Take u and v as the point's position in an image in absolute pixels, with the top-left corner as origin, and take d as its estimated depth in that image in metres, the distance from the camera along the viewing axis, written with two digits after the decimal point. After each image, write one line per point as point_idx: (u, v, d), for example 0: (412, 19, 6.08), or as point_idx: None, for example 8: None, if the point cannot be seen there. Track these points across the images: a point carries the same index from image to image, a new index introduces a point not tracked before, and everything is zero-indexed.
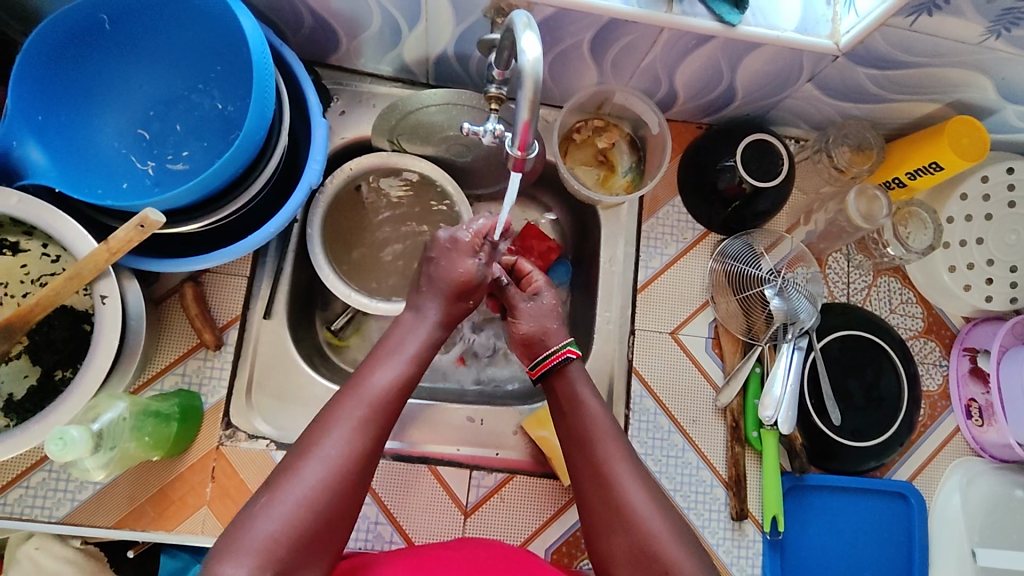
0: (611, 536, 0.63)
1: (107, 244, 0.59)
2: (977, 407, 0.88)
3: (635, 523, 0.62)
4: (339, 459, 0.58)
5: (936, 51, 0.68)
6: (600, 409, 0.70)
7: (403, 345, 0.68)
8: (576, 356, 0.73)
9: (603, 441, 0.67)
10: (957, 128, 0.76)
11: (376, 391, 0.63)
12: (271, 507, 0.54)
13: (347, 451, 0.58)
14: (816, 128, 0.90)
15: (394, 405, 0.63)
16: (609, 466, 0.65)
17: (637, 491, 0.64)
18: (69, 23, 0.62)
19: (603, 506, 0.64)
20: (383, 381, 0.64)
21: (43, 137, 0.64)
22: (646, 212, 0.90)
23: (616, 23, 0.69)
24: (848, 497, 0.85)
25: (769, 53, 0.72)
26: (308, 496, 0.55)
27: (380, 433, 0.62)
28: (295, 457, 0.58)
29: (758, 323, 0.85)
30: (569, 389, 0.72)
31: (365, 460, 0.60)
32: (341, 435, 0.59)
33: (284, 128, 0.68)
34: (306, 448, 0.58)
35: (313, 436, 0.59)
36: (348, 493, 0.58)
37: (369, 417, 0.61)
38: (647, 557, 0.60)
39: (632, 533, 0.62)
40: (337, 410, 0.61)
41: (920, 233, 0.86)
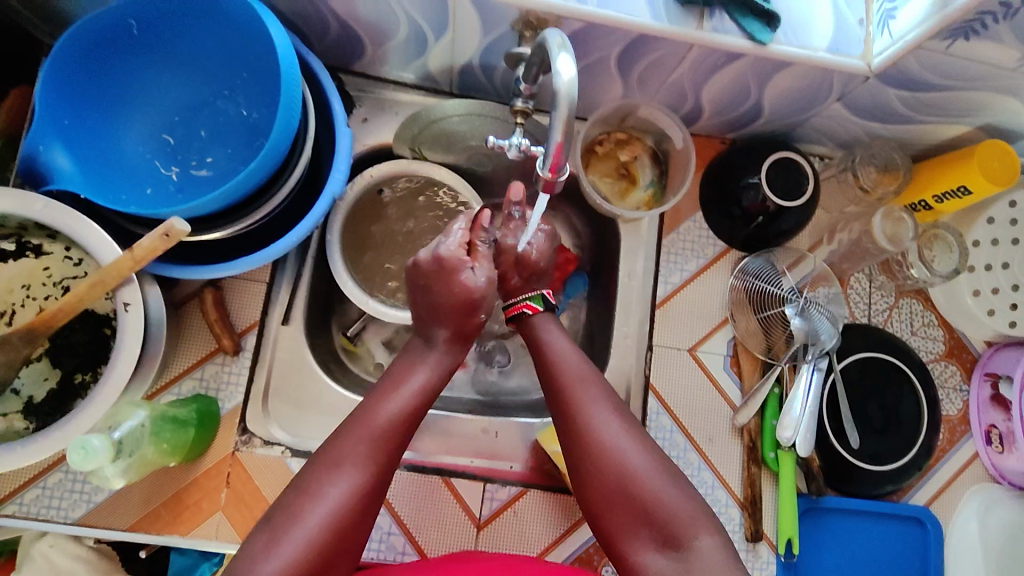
0: (591, 476, 0.64)
1: (131, 252, 0.58)
2: (997, 433, 0.86)
3: (614, 459, 0.63)
4: (346, 499, 0.57)
5: (969, 75, 0.67)
6: (575, 355, 0.72)
7: (408, 375, 0.68)
8: (534, 309, 0.77)
9: (578, 384, 0.69)
10: (988, 152, 0.75)
11: (386, 424, 0.63)
12: (275, 548, 0.53)
13: (354, 492, 0.58)
14: (842, 146, 0.89)
15: (400, 444, 0.63)
16: (584, 406, 0.67)
17: (613, 429, 0.65)
18: (98, 28, 0.62)
19: (581, 445, 0.65)
20: (390, 420, 0.63)
21: (69, 142, 0.63)
22: (667, 227, 0.89)
23: (646, 38, 0.68)
24: (864, 521, 0.84)
25: (798, 72, 0.71)
26: (312, 535, 0.54)
27: (387, 472, 0.61)
28: (298, 496, 0.57)
29: (778, 343, 0.85)
30: (545, 340, 0.74)
31: (370, 500, 0.59)
32: (350, 475, 0.58)
33: (309, 137, 0.68)
34: (308, 489, 0.57)
35: (318, 474, 0.58)
36: (351, 532, 0.57)
37: (378, 457, 0.61)
38: (629, 493, 0.61)
39: (612, 469, 0.63)
40: (342, 444, 0.60)
41: (945, 257, 0.86)
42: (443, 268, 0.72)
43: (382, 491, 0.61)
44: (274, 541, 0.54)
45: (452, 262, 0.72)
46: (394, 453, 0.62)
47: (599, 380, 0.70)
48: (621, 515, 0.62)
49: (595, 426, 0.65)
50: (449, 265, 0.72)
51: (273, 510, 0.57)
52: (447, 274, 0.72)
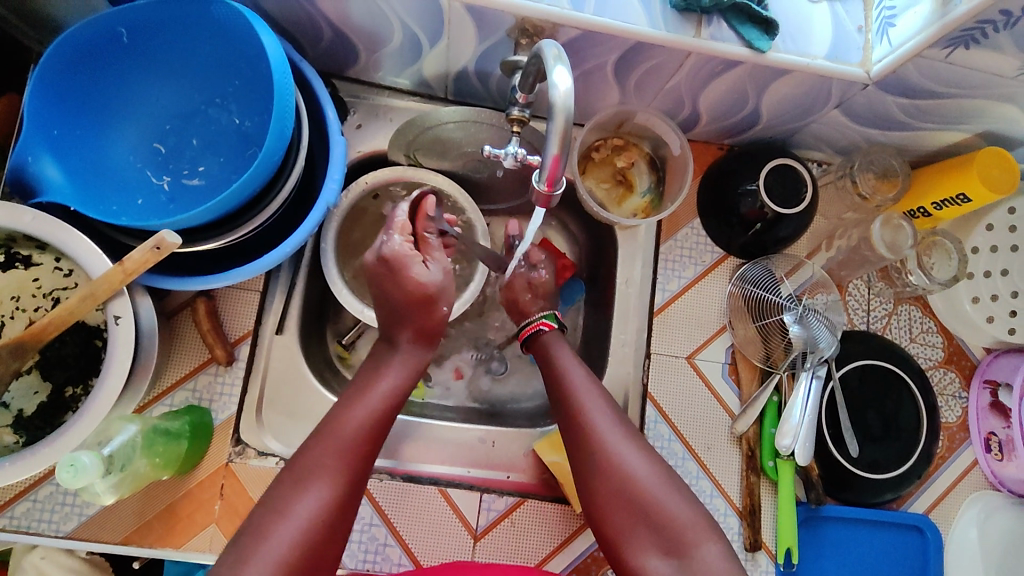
0: (592, 481, 0.64)
1: (122, 265, 0.58)
2: (997, 441, 0.86)
3: (615, 462, 0.63)
4: (317, 516, 0.56)
5: (969, 83, 0.67)
6: (577, 365, 0.73)
7: (373, 385, 0.67)
8: (548, 327, 0.78)
9: (580, 391, 0.70)
10: (986, 159, 0.74)
11: (352, 436, 0.61)
12: (243, 567, 0.51)
13: (325, 508, 0.57)
14: (840, 153, 0.88)
15: (368, 457, 0.62)
16: (585, 412, 0.67)
17: (614, 433, 0.65)
18: (87, 37, 0.61)
19: (583, 450, 0.66)
20: (356, 433, 0.62)
21: (58, 153, 0.62)
22: (665, 233, 0.89)
23: (643, 46, 0.68)
24: (863, 529, 0.84)
25: (796, 80, 0.71)
26: (281, 554, 0.53)
27: (359, 487, 0.60)
28: (268, 515, 0.55)
29: (777, 351, 0.84)
30: (552, 351, 0.75)
31: (340, 515, 0.58)
32: (319, 491, 0.57)
33: (303, 147, 0.68)
34: (277, 507, 0.56)
35: (288, 489, 0.57)
36: (323, 550, 0.56)
37: (346, 471, 0.59)
38: (632, 496, 0.61)
39: (613, 472, 0.63)
40: (312, 458, 0.59)
41: (944, 264, 0.84)
42: (392, 267, 0.73)
43: (353, 505, 0.59)
44: (245, 560, 0.52)
45: (401, 258, 0.73)
46: (363, 466, 0.61)
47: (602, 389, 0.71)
48: (625, 519, 0.61)
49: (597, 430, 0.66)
50: (396, 261, 0.73)
51: (241, 531, 0.55)
52: (394, 269, 0.73)
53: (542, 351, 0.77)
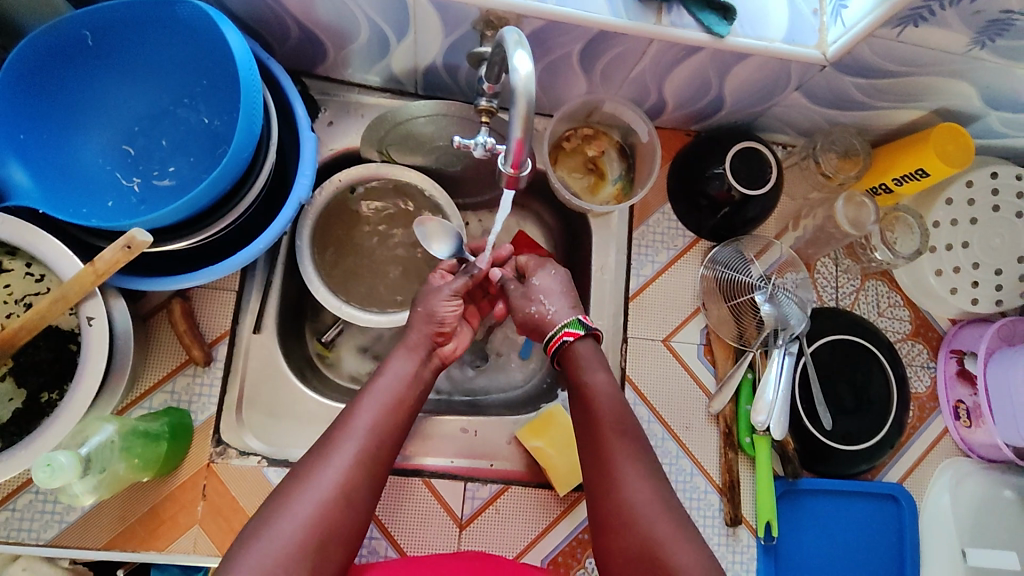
0: (612, 533, 0.63)
1: (93, 265, 0.57)
2: (965, 409, 0.89)
3: (637, 522, 0.61)
4: (340, 478, 0.58)
5: (923, 61, 0.69)
6: (613, 393, 0.71)
7: (393, 362, 0.69)
8: (574, 335, 0.74)
9: (616, 434, 0.67)
10: (941, 137, 0.76)
11: (376, 407, 0.64)
12: (267, 530, 0.54)
13: (350, 474, 0.59)
14: (803, 135, 0.91)
15: (393, 425, 0.64)
16: (614, 461, 0.65)
17: (639, 487, 0.63)
18: (51, 40, 0.61)
19: (607, 501, 0.64)
20: (376, 407, 0.64)
21: (25, 157, 0.62)
22: (637, 219, 0.90)
23: (607, 34, 0.69)
24: (840, 500, 0.86)
25: (756, 64, 0.73)
26: (306, 517, 0.55)
27: (384, 455, 0.62)
28: (295, 481, 0.57)
29: (749, 329, 0.86)
30: (584, 376, 0.72)
31: (365, 479, 0.59)
32: (345, 455, 0.59)
33: (272, 143, 0.68)
34: (305, 473, 0.58)
35: (315, 458, 0.59)
36: (348, 512, 0.57)
37: (370, 436, 0.61)
38: (650, 559, 0.59)
39: (633, 530, 0.61)
40: (339, 431, 0.61)
41: (907, 239, 0.87)
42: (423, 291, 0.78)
43: (379, 469, 0.61)
44: (267, 525, 0.54)
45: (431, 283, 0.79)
46: (389, 433, 0.63)
47: (636, 427, 0.69)
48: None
49: (623, 476, 0.64)
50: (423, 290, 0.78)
51: (264, 507, 0.57)
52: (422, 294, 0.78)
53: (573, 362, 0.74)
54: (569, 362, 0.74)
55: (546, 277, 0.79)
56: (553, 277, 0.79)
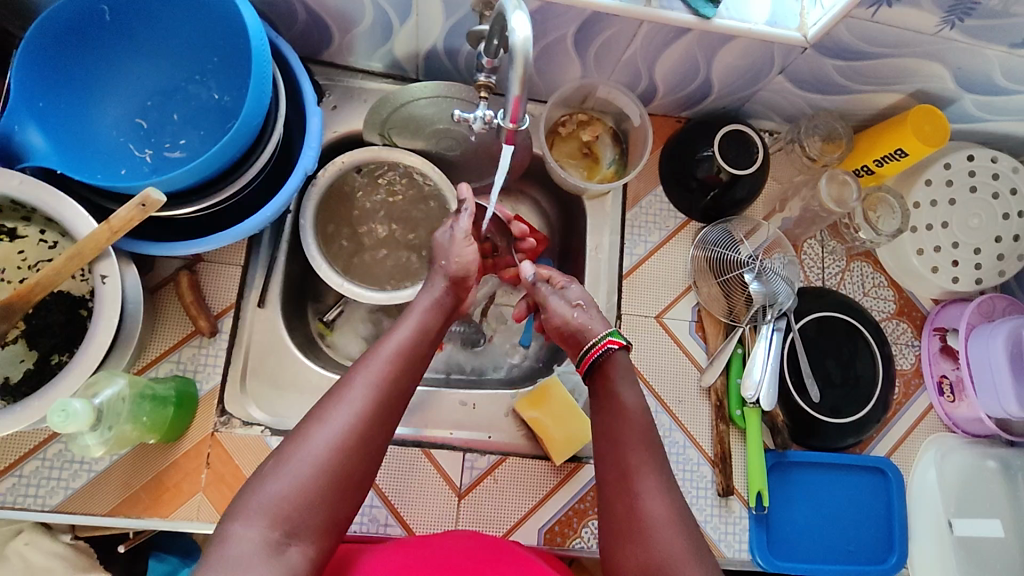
0: (624, 545, 0.60)
1: (109, 223, 0.60)
2: (948, 383, 0.92)
3: (650, 538, 0.59)
4: (354, 421, 0.57)
5: (898, 42, 0.73)
6: (643, 408, 0.68)
7: (408, 317, 0.69)
8: (617, 347, 0.73)
9: (642, 446, 0.65)
10: (919, 117, 0.80)
11: (388, 357, 0.63)
12: (282, 467, 0.53)
13: (364, 418, 0.58)
14: (788, 121, 0.94)
15: (406, 374, 0.63)
16: (637, 475, 0.63)
17: (657, 503, 0.61)
18: (71, 11, 0.64)
19: (624, 514, 0.61)
20: (389, 355, 0.63)
21: (44, 123, 0.65)
22: (630, 202, 0.93)
23: (599, 16, 0.73)
24: (829, 472, 0.88)
25: (741, 46, 0.77)
26: (319, 457, 0.54)
27: (396, 401, 0.62)
28: (309, 422, 0.57)
29: (739, 306, 0.89)
30: (617, 391, 0.70)
31: (378, 425, 0.59)
32: (358, 401, 0.58)
33: (280, 116, 0.71)
34: (318, 416, 0.57)
35: (328, 402, 0.58)
36: (362, 453, 0.57)
37: (383, 383, 0.61)
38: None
39: (644, 546, 0.58)
40: (352, 378, 0.61)
41: (888, 217, 0.91)
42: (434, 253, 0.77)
43: (392, 415, 0.61)
44: (283, 461, 0.54)
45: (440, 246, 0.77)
46: (401, 380, 0.62)
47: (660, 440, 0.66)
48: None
49: (636, 456, 0.64)
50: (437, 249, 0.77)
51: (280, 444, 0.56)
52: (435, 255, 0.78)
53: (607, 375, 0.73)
54: (604, 368, 0.73)
55: (576, 290, 0.80)
56: (582, 291, 0.80)
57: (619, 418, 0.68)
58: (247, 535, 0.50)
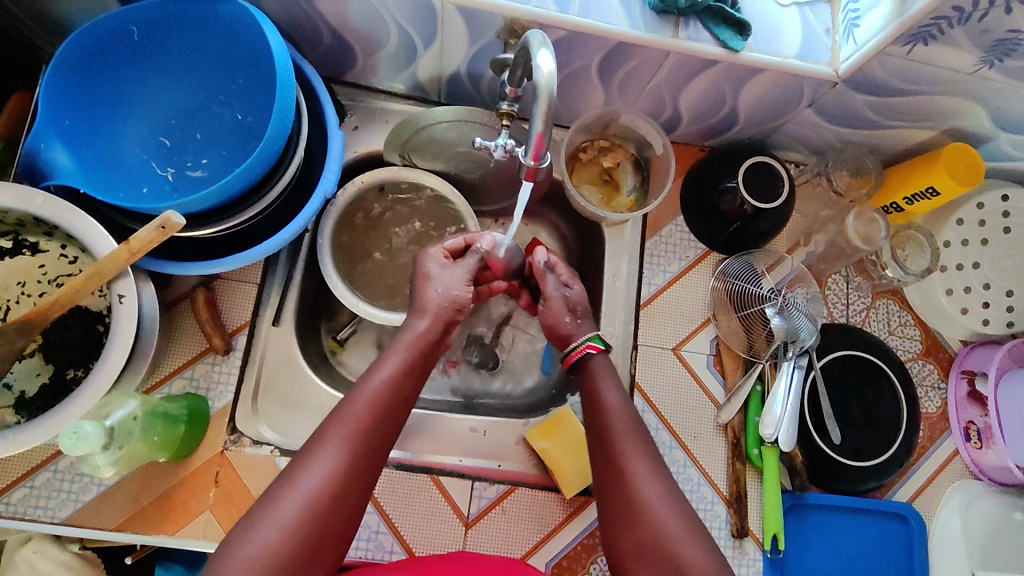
0: (623, 530, 0.60)
1: (128, 244, 0.60)
2: (976, 429, 0.89)
3: (651, 517, 0.59)
4: (325, 483, 0.55)
5: (933, 80, 0.71)
6: (624, 404, 0.68)
7: (396, 351, 0.66)
8: (597, 351, 0.72)
9: (622, 435, 0.65)
10: (952, 155, 0.78)
11: (365, 406, 0.60)
12: (249, 536, 0.51)
13: (337, 474, 0.55)
14: (815, 153, 0.93)
15: (386, 421, 0.60)
16: (625, 459, 0.63)
17: (650, 485, 0.61)
18: (101, 32, 0.64)
19: (618, 498, 0.62)
20: (369, 402, 0.60)
21: (69, 141, 0.65)
22: (650, 230, 0.92)
23: (625, 46, 0.72)
24: (848, 517, 0.85)
25: (770, 79, 0.75)
26: (287, 524, 0.52)
27: (375, 453, 0.59)
28: (280, 484, 0.55)
29: (759, 341, 0.87)
30: (598, 385, 0.70)
31: (356, 481, 0.56)
32: (331, 457, 0.56)
33: (302, 139, 0.72)
34: (289, 477, 0.55)
35: (299, 461, 0.56)
36: (335, 514, 0.54)
37: (360, 435, 0.58)
38: (668, 561, 0.57)
39: (646, 527, 0.59)
40: (327, 429, 0.58)
41: (918, 256, 0.89)
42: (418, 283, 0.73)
43: (370, 467, 0.58)
44: (254, 524, 0.52)
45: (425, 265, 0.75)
46: (381, 429, 0.60)
47: (644, 429, 0.66)
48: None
49: (625, 457, 0.63)
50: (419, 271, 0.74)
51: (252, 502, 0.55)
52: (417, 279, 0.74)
53: (587, 378, 0.72)
54: (585, 374, 0.72)
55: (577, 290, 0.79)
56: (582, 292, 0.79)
57: (606, 417, 0.67)
58: None
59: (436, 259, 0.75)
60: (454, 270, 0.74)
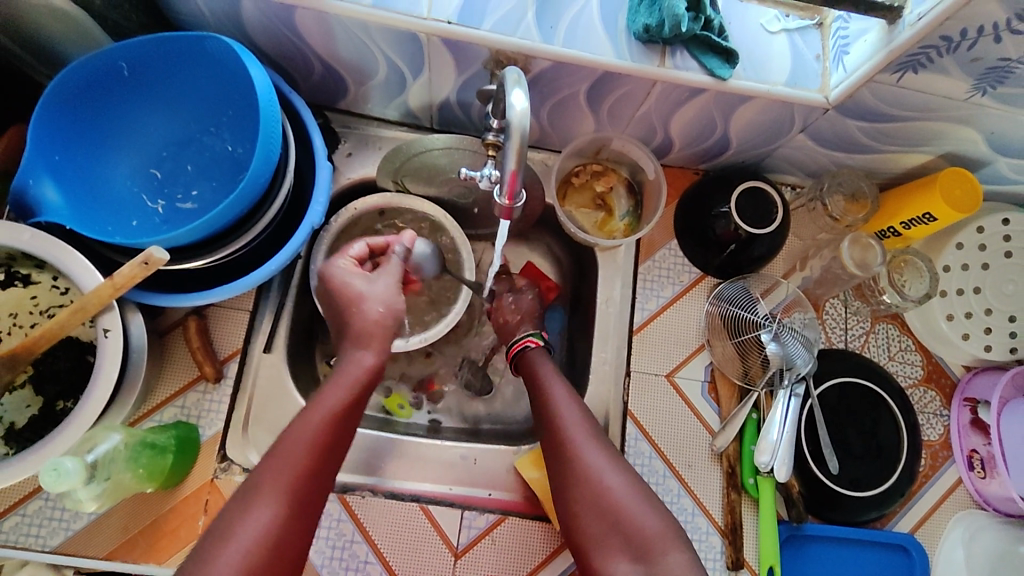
0: (568, 489, 0.67)
1: (112, 280, 0.61)
2: (978, 458, 0.86)
3: (590, 474, 0.67)
4: (258, 541, 0.55)
5: (926, 106, 0.70)
6: (562, 384, 0.77)
7: (326, 390, 0.65)
8: (533, 343, 0.81)
9: (561, 409, 0.73)
10: (949, 179, 0.77)
11: (298, 453, 0.60)
12: None
13: (273, 528, 0.56)
14: (811, 176, 0.91)
15: (320, 468, 0.60)
16: (569, 432, 0.71)
17: (593, 453, 0.68)
18: (90, 69, 0.65)
19: (562, 462, 0.69)
20: (302, 449, 0.60)
21: (58, 176, 0.66)
22: (643, 254, 0.91)
23: (612, 76, 0.72)
24: (848, 549, 0.83)
25: (759, 106, 0.74)
26: None
27: (309, 501, 0.59)
28: (212, 541, 0.55)
29: (755, 368, 0.86)
30: (538, 368, 0.79)
31: (291, 533, 0.57)
32: (263, 512, 0.56)
33: (289, 169, 0.72)
34: (222, 534, 0.55)
35: (232, 517, 0.56)
36: (274, 570, 0.55)
37: (293, 486, 0.58)
38: (614, 517, 0.63)
39: (588, 483, 0.66)
40: (260, 481, 0.58)
41: (916, 281, 0.87)
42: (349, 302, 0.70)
43: (306, 517, 0.59)
44: None
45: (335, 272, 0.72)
46: (314, 476, 0.60)
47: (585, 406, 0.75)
48: (595, 530, 0.64)
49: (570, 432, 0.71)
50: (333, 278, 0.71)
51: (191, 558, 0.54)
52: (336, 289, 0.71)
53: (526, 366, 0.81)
54: (527, 365, 0.80)
55: (525, 300, 0.90)
56: (530, 301, 0.91)
57: (548, 399, 0.75)
58: None
59: (355, 273, 0.71)
60: (382, 281, 0.72)
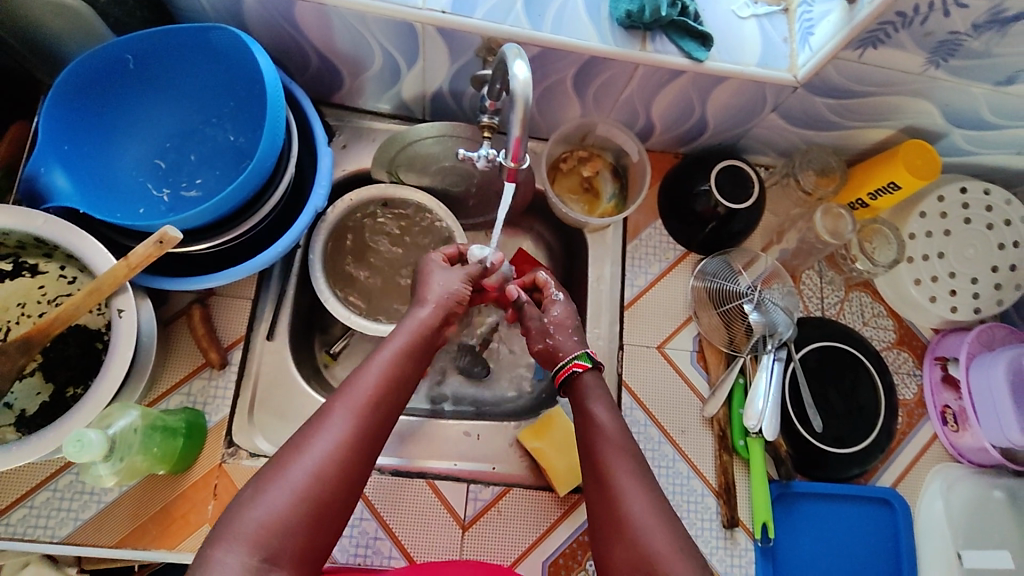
0: (614, 547, 0.61)
1: (127, 259, 0.62)
2: (951, 413, 0.92)
3: (635, 535, 0.59)
4: (333, 451, 0.57)
5: (885, 81, 0.76)
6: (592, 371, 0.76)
7: (397, 336, 0.69)
8: (582, 368, 0.76)
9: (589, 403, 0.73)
10: (909, 151, 0.83)
11: (373, 382, 0.63)
12: (261, 497, 0.54)
13: (345, 443, 0.58)
14: (782, 156, 0.97)
15: (391, 400, 0.63)
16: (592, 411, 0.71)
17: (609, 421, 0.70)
18: (97, 62, 0.68)
19: (594, 474, 0.66)
20: (375, 378, 0.63)
21: (67, 165, 0.68)
22: (630, 235, 0.96)
23: (597, 60, 0.76)
24: (834, 504, 0.88)
25: (734, 86, 0.80)
26: (299, 487, 0.54)
27: (379, 427, 0.61)
28: (288, 453, 0.57)
29: (739, 335, 0.90)
30: (587, 402, 0.73)
31: (363, 451, 0.59)
32: (339, 426, 0.59)
33: (292, 156, 0.75)
34: (298, 444, 0.57)
35: (308, 429, 0.58)
36: (342, 486, 0.57)
37: (367, 408, 0.61)
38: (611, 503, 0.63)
39: (633, 545, 0.59)
40: (336, 402, 0.61)
41: (885, 248, 0.94)
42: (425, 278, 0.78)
43: (377, 441, 0.61)
44: (263, 489, 0.54)
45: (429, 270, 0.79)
46: (386, 406, 0.63)
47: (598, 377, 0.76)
48: (613, 546, 0.61)
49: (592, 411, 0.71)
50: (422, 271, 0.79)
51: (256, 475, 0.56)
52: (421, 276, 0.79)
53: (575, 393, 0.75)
54: (577, 392, 0.75)
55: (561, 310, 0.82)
56: (566, 309, 0.83)
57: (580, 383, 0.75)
58: (236, 544, 0.51)
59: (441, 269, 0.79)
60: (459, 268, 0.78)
